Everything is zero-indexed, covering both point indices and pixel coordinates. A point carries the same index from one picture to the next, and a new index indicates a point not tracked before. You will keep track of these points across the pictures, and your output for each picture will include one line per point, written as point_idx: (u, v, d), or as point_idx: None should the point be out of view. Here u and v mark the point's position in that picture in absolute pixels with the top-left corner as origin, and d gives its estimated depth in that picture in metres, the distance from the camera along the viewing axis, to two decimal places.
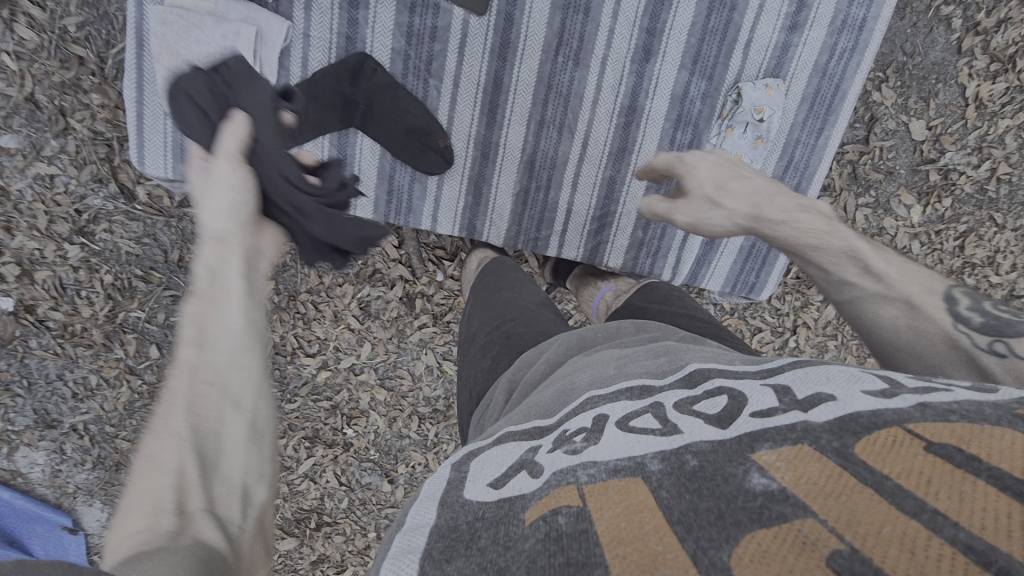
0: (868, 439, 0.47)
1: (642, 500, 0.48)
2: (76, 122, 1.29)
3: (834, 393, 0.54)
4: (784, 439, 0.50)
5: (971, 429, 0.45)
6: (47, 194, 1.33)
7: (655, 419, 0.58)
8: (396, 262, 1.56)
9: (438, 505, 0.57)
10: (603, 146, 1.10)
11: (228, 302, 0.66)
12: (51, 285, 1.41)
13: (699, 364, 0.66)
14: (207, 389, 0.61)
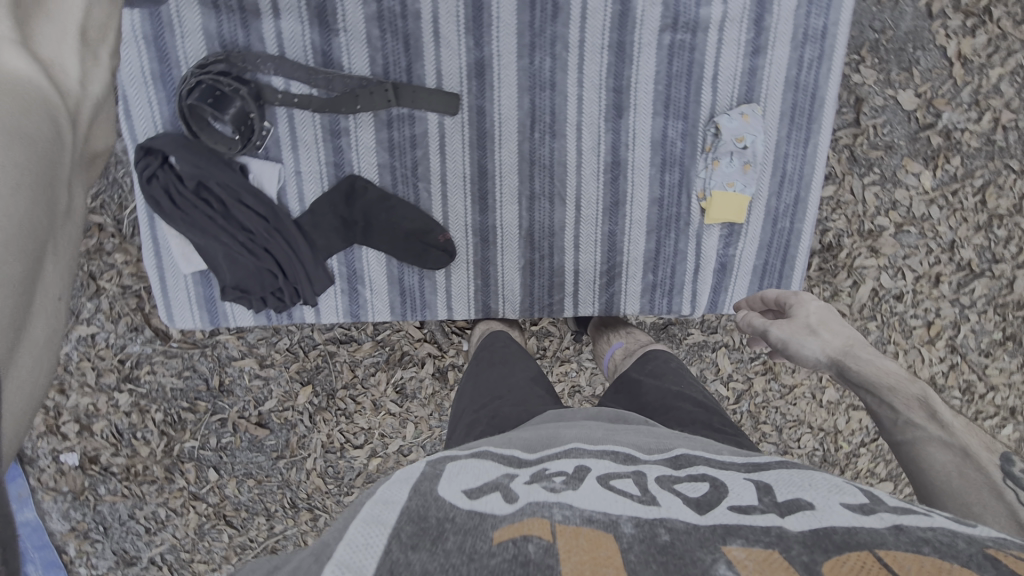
0: (838, 559, 0.49)
1: (609, 556, 0.50)
2: (106, 282, 1.37)
3: (813, 501, 0.57)
4: (757, 540, 0.52)
5: (939, 568, 0.47)
6: (92, 352, 1.42)
7: (635, 485, 0.62)
8: (422, 341, 1.60)
9: (411, 489, 0.61)
10: (596, 204, 1.12)
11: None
12: (109, 434, 1.49)
13: (686, 450, 0.71)
14: None
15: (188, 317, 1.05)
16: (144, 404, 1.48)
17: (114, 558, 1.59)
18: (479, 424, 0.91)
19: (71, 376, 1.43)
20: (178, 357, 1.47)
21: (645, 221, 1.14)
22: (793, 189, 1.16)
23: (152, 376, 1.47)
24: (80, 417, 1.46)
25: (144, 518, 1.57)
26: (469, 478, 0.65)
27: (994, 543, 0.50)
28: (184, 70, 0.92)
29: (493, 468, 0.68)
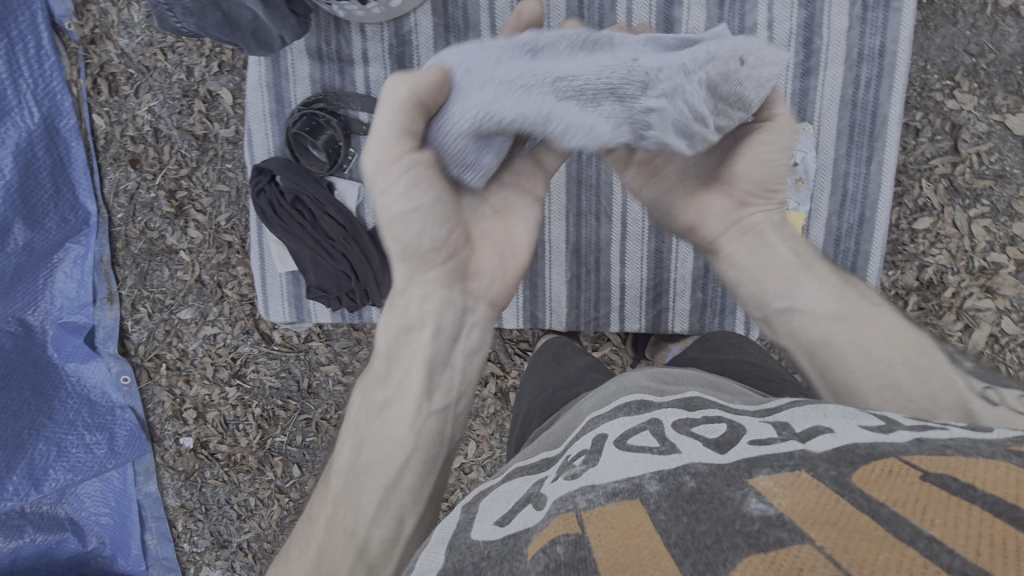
0: (865, 469, 0.54)
1: (639, 524, 0.53)
2: (229, 290, 1.65)
3: (832, 427, 0.62)
4: (782, 464, 0.57)
5: (964, 462, 0.53)
6: (213, 349, 1.69)
7: (653, 437, 0.67)
8: (486, 360, 1.67)
9: (446, 548, 0.65)
10: (642, 222, 1.16)
11: (400, 409, 0.74)
12: (218, 422, 1.73)
13: (699, 394, 0.78)
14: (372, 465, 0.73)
15: (280, 311, 1.24)
16: (248, 398, 1.72)
17: (210, 539, 1.78)
18: (533, 416, 1.04)
19: (195, 368, 1.70)
20: (278, 359, 1.69)
21: None
22: (856, 208, 1.11)
23: (256, 374, 1.70)
24: (198, 405, 1.72)
25: (237, 504, 1.76)
26: (502, 506, 0.69)
27: (1013, 441, 0.56)
28: (292, 107, 1.15)
29: (522, 486, 0.73)
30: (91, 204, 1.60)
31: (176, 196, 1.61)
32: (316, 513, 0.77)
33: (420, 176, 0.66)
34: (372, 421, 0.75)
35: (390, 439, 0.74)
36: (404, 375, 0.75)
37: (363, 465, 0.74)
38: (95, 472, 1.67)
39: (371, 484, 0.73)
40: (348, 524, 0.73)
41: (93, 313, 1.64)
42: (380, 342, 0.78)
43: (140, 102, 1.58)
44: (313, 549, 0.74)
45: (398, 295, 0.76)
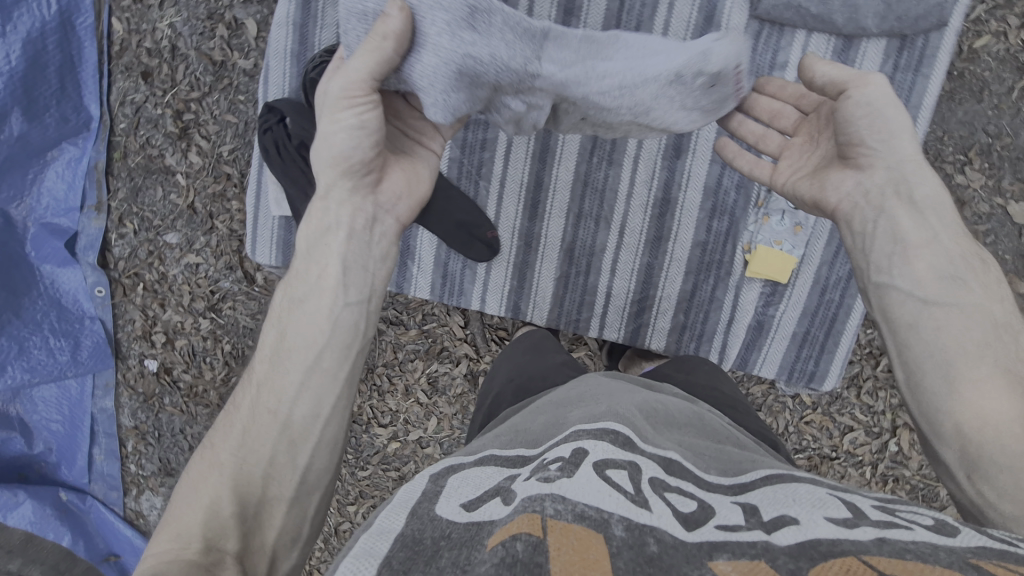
0: (824, 564, 0.53)
1: (597, 559, 0.53)
2: (220, 223, 1.63)
3: (797, 517, 0.61)
4: (743, 553, 0.56)
5: (921, 568, 0.52)
6: (193, 278, 1.67)
7: (629, 480, 0.67)
8: (463, 340, 1.68)
9: (407, 515, 0.65)
10: (639, 235, 1.17)
11: (320, 295, 0.76)
12: (185, 351, 1.72)
13: (678, 457, 0.78)
14: (286, 361, 0.74)
15: (267, 253, 1.23)
16: (219, 333, 1.70)
17: (158, 465, 1.79)
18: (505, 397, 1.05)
19: (172, 294, 1.68)
20: (256, 300, 1.67)
21: (685, 261, 1.17)
22: (848, 262, 1.13)
23: (232, 311, 1.68)
24: (168, 331, 1.71)
25: (191, 435, 1.77)
26: (468, 491, 0.69)
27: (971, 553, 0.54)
28: (315, 52, 1.13)
29: (492, 476, 0.73)
30: (95, 109, 1.57)
31: (182, 118, 1.58)
32: (237, 403, 0.75)
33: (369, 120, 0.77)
34: (294, 313, 0.77)
35: (310, 324, 0.76)
36: (322, 269, 0.78)
37: (284, 356, 0.75)
38: (53, 377, 1.66)
39: (291, 366, 0.74)
40: (272, 404, 0.72)
41: (78, 220, 1.62)
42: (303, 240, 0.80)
43: (163, 15, 1.54)
44: (237, 428, 0.72)
45: (328, 202, 0.80)
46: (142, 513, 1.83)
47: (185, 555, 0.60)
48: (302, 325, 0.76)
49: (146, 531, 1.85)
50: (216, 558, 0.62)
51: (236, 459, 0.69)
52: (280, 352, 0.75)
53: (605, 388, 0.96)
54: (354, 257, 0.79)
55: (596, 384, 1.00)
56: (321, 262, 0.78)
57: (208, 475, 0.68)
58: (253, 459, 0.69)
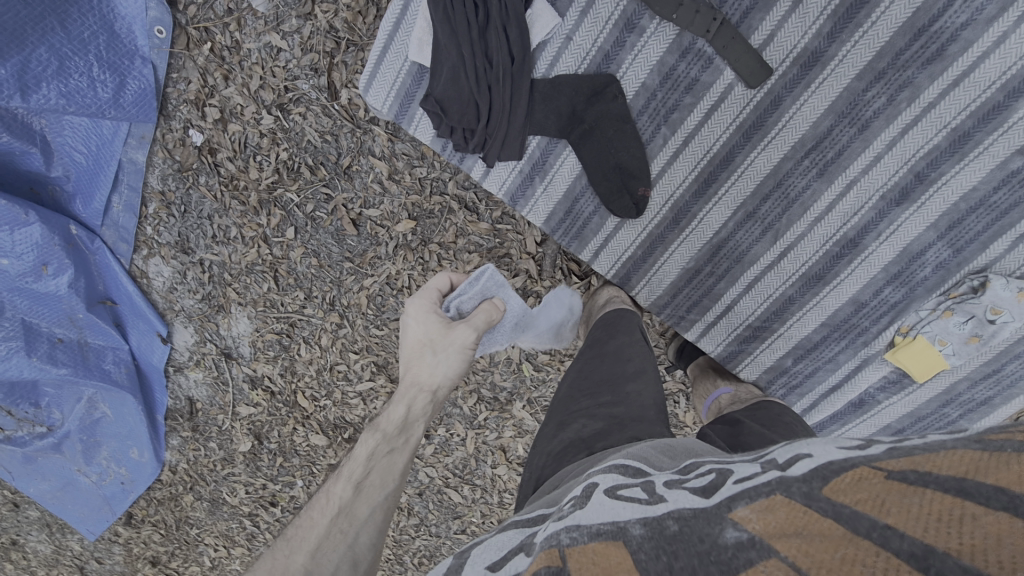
0: (835, 479, 0.48)
1: (619, 561, 0.48)
2: (320, 12, 1.37)
3: (812, 451, 0.55)
4: (757, 494, 0.51)
5: (931, 454, 0.46)
6: (269, 63, 1.43)
7: (643, 492, 0.60)
8: (529, 256, 1.52)
9: None
10: (801, 266, 1.00)
11: (411, 440, 0.83)
12: (236, 139, 1.52)
13: (701, 462, 0.69)
14: (370, 483, 0.78)
15: (381, 97, 1.01)
16: (279, 136, 1.50)
17: (175, 238, 1.66)
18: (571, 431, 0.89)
19: (240, 70, 1.45)
20: (331, 119, 1.46)
21: (829, 312, 1.02)
22: (992, 389, 1.00)
23: (301, 119, 1.47)
24: (224, 110, 1.49)
25: (217, 226, 1.63)
26: (492, 553, 0.58)
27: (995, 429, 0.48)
28: None
29: (516, 537, 0.62)
30: None
31: None
32: (308, 519, 0.74)
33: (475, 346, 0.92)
34: (381, 457, 0.80)
35: (397, 458, 0.81)
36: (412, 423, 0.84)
37: (359, 493, 0.76)
38: (89, 114, 1.43)
39: (358, 509, 0.75)
40: (345, 526, 0.73)
41: None
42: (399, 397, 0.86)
43: None
44: (303, 548, 0.70)
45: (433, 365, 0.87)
46: (146, 275, 1.71)
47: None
48: (337, 552, 0.70)
49: (148, 291, 1.72)
50: None
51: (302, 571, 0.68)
52: (355, 484, 0.77)
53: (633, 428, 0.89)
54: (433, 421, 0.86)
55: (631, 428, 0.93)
56: (418, 411, 0.86)
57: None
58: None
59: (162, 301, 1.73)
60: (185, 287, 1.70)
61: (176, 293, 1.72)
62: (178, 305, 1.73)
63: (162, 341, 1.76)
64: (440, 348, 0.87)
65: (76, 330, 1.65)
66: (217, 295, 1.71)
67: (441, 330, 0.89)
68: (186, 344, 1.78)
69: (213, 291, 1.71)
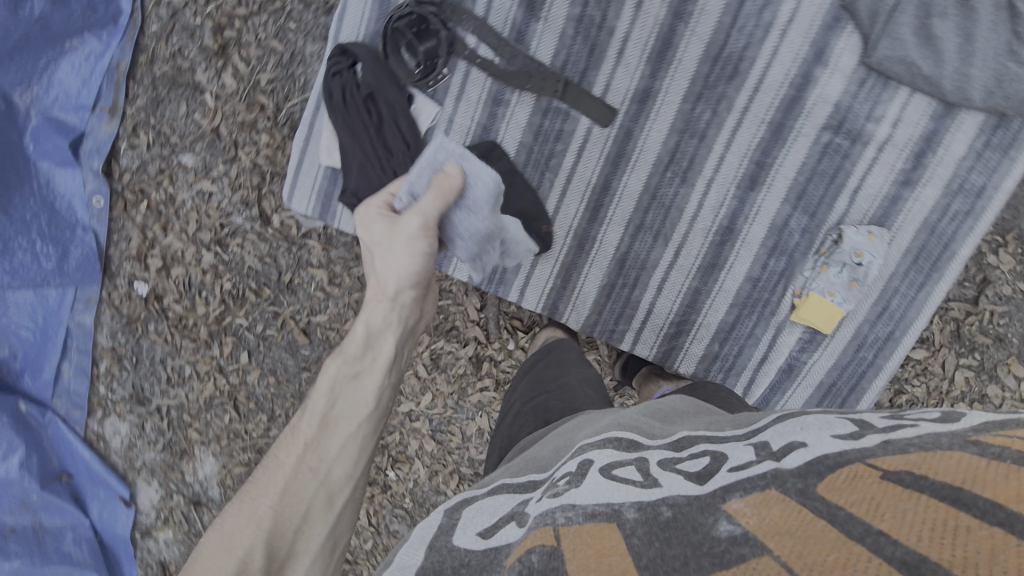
0: (830, 476, 0.58)
1: (613, 545, 0.55)
2: (243, 154, 1.52)
3: (806, 441, 0.68)
4: (753, 487, 0.61)
5: (924, 454, 0.56)
6: (203, 207, 1.56)
7: (637, 471, 0.71)
8: (474, 323, 1.63)
9: (426, 548, 0.66)
10: (694, 259, 1.15)
11: (375, 368, 0.87)
12: (181, 282, 1.61)
13: (690, 433, 0.82)
14: (337, 413, 0.84)
15: (304, 203, 1.15)
16: (221, 269, 1.60)
17: (130, 391, 1.68)
18: (528, 423, 1.03)
19: (177, 219, 1.57)
20: (267, 242, 1.58)
21: (733, 293, 1.16)
22: (889, 325, 1.14)
23: (239, 249, 1.59)
24: (166, 257, 1.60)
25: (171, 368, 1.67)
26: (484, 519, 0.70)
27: (971, 433, 0.60)
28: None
29: (507, 504, 0.73)
30: (126, 4, 1.43)
31: (223, 34, 1.46)
32: (279, 460, 0.81)
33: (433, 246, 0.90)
34: (345, 385, 0.86)
35: (362, 394, 0.85)
36: (376, 351, 0.88)
37: (327, 425, 0.82)
38: (32, 283, 1.55)
39: (326, 448, 0.81)
40: (313, 464, 0.80)
41: (87, 119, 1.49)
42: (360, 322, 0.89)
43: None
44: (274, 489, 0.78)
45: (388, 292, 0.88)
46: (103, 437, 1.71)
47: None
48: (310, 487, 0.78)
49: (105, 457, 1.70)
50: None
51: (274, 511, 0.76)
52: (322, 416, 0.83)
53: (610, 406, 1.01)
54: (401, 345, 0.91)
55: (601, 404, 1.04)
56: (379, 338, 0.89)
57: (241, 537, 0.73)
58: (294, 510, 0.77)
59: (121, 462, 1.71)
60: (144, 440, 1.69)
61: (135, 449, 1.70)
62: (138, 461, 1.70)
63: (126, 503, 1.71)
64: (388, 256, 0.87)
65: (31, 514, 1.62)
66: (178, 440, 1.70)
67: (386, 226, 0.88)
68: (152, 501, 1.72)
69: (174, 435, 1.70)
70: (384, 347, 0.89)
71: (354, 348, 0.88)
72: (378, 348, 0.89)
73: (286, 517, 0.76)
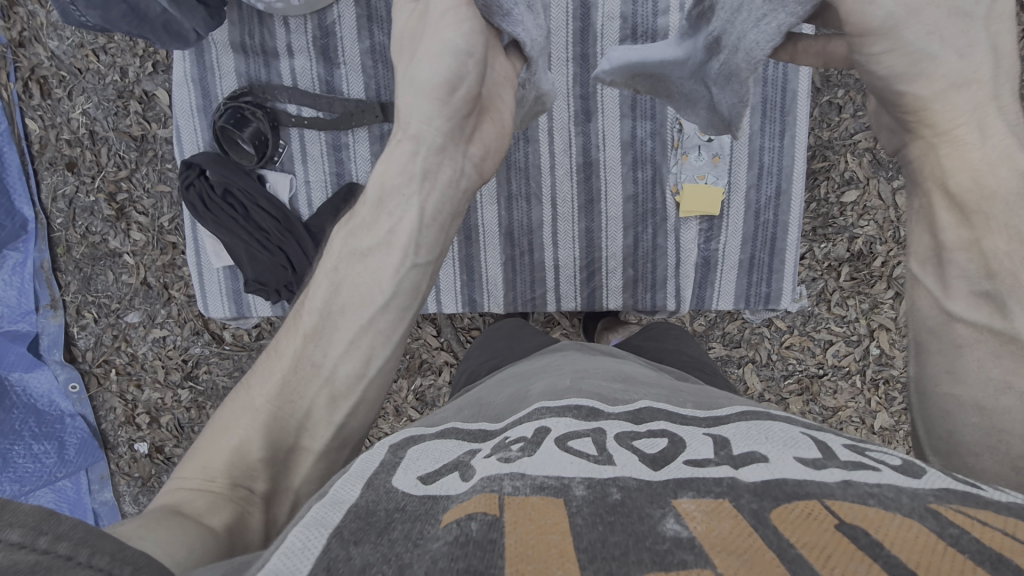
0: (785, 507, 0.43)
1: (556, 523, 0.42)
2: (176, 292, 1.63)
3: (767, 454, 0.50)
4: (707, 491, 0.45)
5: (884, 516, 0.41)
6: (163, 352, 1.67)
7: (593, 444, 0.53)
8: (439, 348, 1.65)
9: (363, 484, 0.53)
10: (571, 203, 1.20)
11: (389, 251, 0.76)
12: (172, 426, 1.71)
13: (649, 403, 0.64)
14: (349, 299, 0.75)
15: (220, 307, 1.26)
16: (202, 400, 1.70)
17: None
18: (482, 370, 1.05)
19: (146, 373, 1.68)
20: (229, 358, 1.67)
21: (621, 217, 1.20)
22: (773, 181, 1.17)
23: (209, 375, 1.68)
24: (151, 409, 1.70)
25: None
26: (426, 463, 0.56)
27: (937, 497, 0.44)
28: (219, 101, 1.15)
29: (454, 450, 0.59)
30: (28, 210, 1.56)
31: (117, 199, 1.58)
32: (280, 351, 0.77)
33: (472, 35, 0.73)
34: (354, 264, 0.77)
35: (372, 275, 0.76)
36: (395, 221, 0.77)
37: (334, 313, 0.75)
38: (44, 482, 1.65)
39: (336, 338, 0.75)
40: (316, 361, 0.75)
41: (37, 321, 1.61)
42: (376, 174, 0.79)
43: (73, 104, 1.52)
44: (273, 380, 0.74)
45: (409, 136, 0.77)
46: None
47: (213, 488, 0.67)
48: (314, 384, 0.74)
49: None
50: (243, 494, 0.68)
51: (270, 406, 0.73)
52: (328, 302, 0.76)
53: (569, 363, 0.85)
54: (427, 218, 0.77)
55: (559, 360, 0.89)
56: (396, 209, 0.77)
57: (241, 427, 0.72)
58: (293, 398, 0.73)
59: None
60: None
61: None
62: None
63: None
64: (426, 59, 0.73)
65: None
66: None
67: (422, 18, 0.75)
68: None
69: None
70: (404, 219, 0.77)
71: (370, 221, 0.79)
72: (396, 220, 0.77)
73: (286, 411, 0.73)
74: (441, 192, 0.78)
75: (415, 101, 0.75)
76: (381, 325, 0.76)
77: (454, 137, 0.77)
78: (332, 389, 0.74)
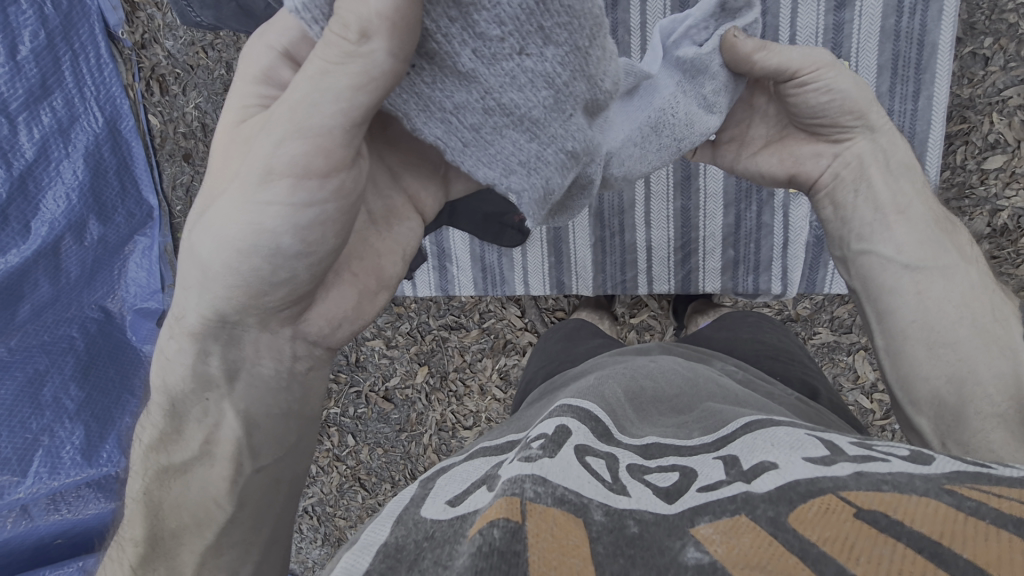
0: (803, 507, 0.41)
1: (577, 545, 0.39)
2: None
3: (778, 462, 0.48)
4: (723, 510, 0.42)
5: (900, 498, 0.40)
6: None
7: (608, 469, 0.50)
8: (523, 329, 1.59)
9: (393, 521, 0.48)
10: (667, 179, 1.12)
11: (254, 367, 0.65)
12: None
13: (657, 436, 0.60)
14: (207, 427, 0.65)
15: None
16: None
17: None
18: (536, 380, 1.03)
19: None
20: None
21: (720, 195, 1.11)
22: None
23: None
24: None
25: None
26: (455, 487, 0.52)
27: (951, 478, 0.43)
28: None
29: (479, 469, 0.56)
30: (153, 199, 1.67)
31: None
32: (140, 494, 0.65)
33: (328, 216, 0.59)
34: (198, 393, 0.64)
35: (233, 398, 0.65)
36: (210, 427, 0.65)
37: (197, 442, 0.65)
38: None
39: (187, 543, 0.64)
40: (208, 492, 0.65)
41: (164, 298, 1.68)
42: (192, 301, 0.62)
43: (187, 99, 1.62)
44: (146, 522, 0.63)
45: (231, 259, 0.59)
46: None
47: None
48: (208, 510, 0.65)
49: None
50: None
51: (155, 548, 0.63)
52: (175, 438, 0.65)
53: (591, 373, 0.81)
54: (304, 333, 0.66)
55: (583, 372, 0.85)
56: (236, 333, 0.63)
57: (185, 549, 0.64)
58: (181, 529, 0.64)
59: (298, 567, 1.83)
60: (306, 541, 1.80)
61: (303, 551, 1.82)
62: (309, 560, 1.82)
63: None
64: (279, 182, 0.56)
65: None
66: (332, 532, 1.77)
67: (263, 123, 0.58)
68: None
69: (327, 529, 1.78)
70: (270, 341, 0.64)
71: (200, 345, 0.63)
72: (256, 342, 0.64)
73: (176, 545, 0.64)
74: (308, 314, 0.66)
75: (209, 278, 0.60)
76: (268, 438, 0.67)
77: (270, 323, 0.64)
78: (236, 510, 0.66)
